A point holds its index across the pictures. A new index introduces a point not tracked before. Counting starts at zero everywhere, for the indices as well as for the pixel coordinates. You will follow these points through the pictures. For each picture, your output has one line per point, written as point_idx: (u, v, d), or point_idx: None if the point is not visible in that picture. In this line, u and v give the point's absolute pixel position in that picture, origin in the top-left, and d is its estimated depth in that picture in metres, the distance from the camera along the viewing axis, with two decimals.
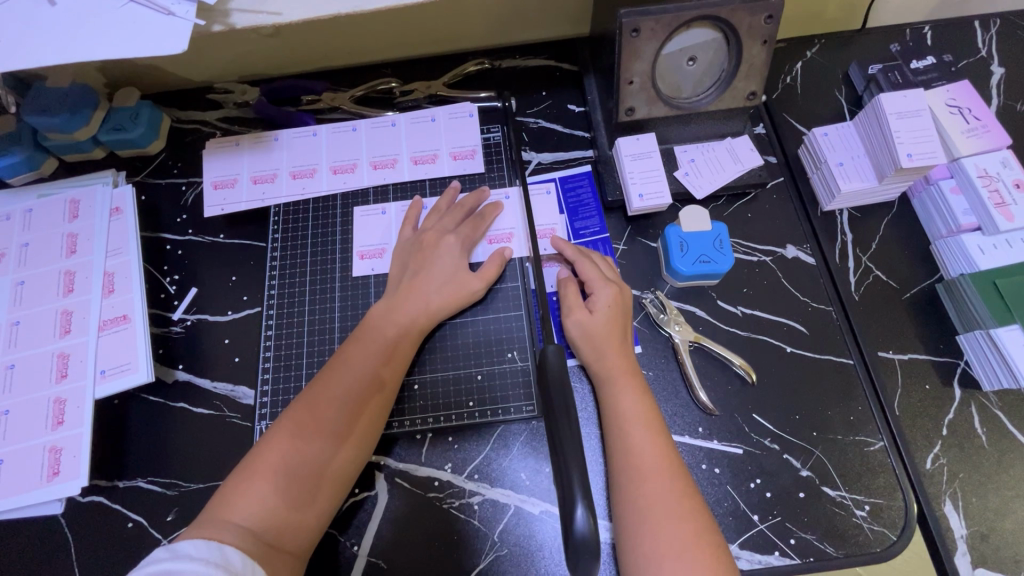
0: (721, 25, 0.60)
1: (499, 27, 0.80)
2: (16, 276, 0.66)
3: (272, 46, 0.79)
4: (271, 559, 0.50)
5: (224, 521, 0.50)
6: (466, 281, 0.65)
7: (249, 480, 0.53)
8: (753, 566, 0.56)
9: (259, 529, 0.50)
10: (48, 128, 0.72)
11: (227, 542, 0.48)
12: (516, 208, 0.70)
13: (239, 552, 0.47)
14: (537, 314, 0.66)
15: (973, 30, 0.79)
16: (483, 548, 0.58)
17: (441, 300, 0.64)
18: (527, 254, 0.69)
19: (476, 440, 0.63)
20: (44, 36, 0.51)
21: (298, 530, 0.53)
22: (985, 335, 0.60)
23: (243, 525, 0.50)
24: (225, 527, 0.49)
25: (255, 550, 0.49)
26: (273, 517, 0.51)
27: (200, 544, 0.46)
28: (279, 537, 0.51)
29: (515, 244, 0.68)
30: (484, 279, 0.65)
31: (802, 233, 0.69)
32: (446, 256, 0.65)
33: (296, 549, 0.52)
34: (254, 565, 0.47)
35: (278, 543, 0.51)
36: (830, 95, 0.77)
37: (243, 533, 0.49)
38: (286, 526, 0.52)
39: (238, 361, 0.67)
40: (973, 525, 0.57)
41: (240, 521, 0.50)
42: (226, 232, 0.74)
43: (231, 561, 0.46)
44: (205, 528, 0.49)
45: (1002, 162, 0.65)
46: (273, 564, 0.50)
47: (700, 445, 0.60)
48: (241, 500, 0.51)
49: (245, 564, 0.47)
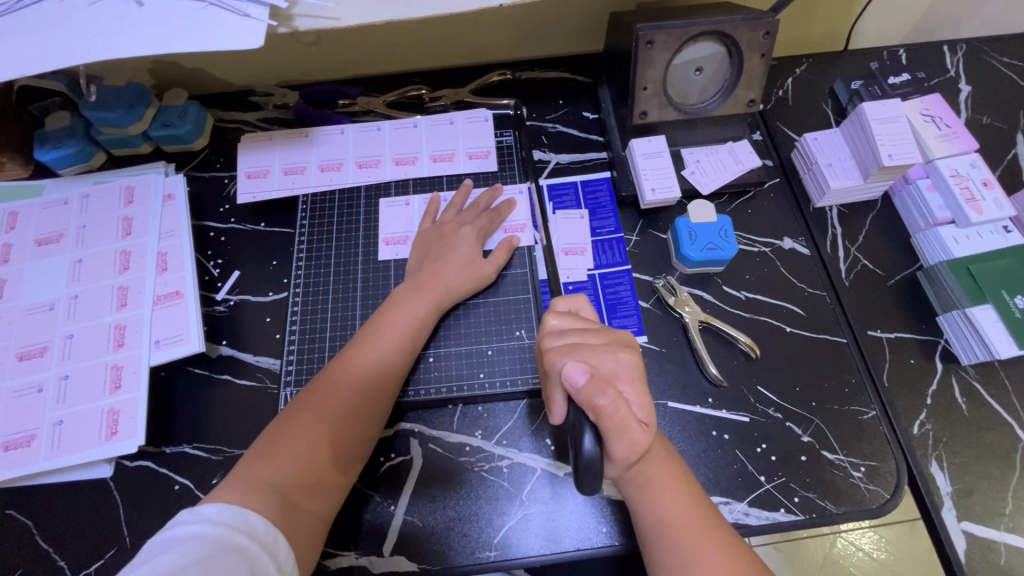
0: (724, 39, 0.68)
1: (521, 43, 0.89)
2: (74, 255, 0.71)
3: (312, 54, 0.86)
4: (296, 520, 0.52)
5: (256, 483, 0.52)
6: (481, 266, 0.70)
7: (275, 444, 0.55)
8: (761, 522, 0.61)
9: (288, 491, 0.53)
10: (104, 123, 0.77)
11: (254, 506, 0.50)
12: (528, 202, 0.77)
13: (263, 518, 0.50)
14: (544, 296, 0.72)
15: (942, 54, 0.89)
16: (510, 509, 0.62)
17: (459, 282, 0.69)
18: (535, 243, 0.75)
19: (503, 409, 0.67)
20: (134, 32, 0.57)
21: (323, 493, 0.55)
22: (962, 315, 0.67)
23: (273, 485, 0.52)
24: (259, 488, 0.52)
25: (281, 512, 0.51)
26: (302, 479, 0.54)
27: (221, 508, 0.48)
28: (304, 500, 0.53)
29: (526, 234, 0.75)
30: (495, 265, 0.71)
31: (797, 227, 0.76)
32: (463, 243, 0.71)
33: (320, 513, 0.55)
34: (276, 530, 0.49)
35: (303, 505, 0.53)
36: (818, 107, 0.85)
37: (274, 494, 0.52)
38: (312, 491, 0.54)
39: (279, 337, 0.72)
40: (958, 483, 0.62)
41: (269, 481, 0.53)
42: (267, 220, 0.79)
43: (253, 524, 0.48)
44: (233, 490, 0.51)
45: (972, 164, 0.74)
46: (298, 527, 0.52)
47: (709, 414, 0.66)
48: (270, 463, 0.54)
49: (267, 530, 0.49)
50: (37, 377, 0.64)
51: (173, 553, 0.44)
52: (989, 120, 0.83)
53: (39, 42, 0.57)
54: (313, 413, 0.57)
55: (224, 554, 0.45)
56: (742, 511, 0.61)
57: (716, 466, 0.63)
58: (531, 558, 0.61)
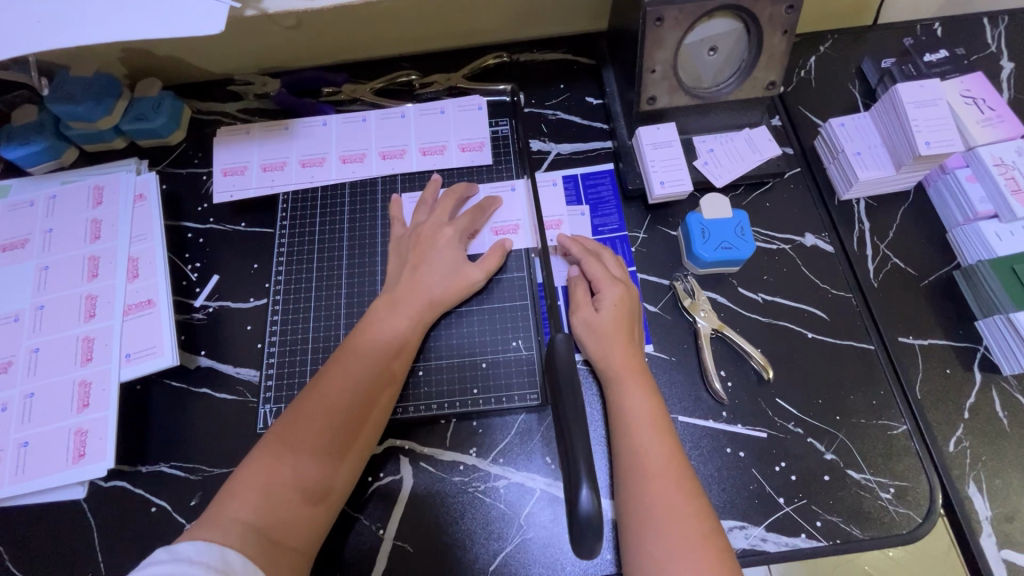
0: (741, 15, 0.61)
1: (519, 22, 0.82)
2: (40, 261, 0.67)
3: (293, 39, 0.79)
4: (276, 557, 0.47)
5: (229, 521, 0.47)
6: (465, 272, 0.64)
7: (247, 479, 0.50)
8: (780, 549, 0.56)
9: (264, 527, 0.48)
10: (71, 117, 0.72)
11: (227, 544, 0.45)
12: (521, 199, 0.71)
13: (241, 555, 0.45)
14: (542, 301, 0.66)
15: (982, 27, 0.81)
16: (508, 533, 0.58)
17: (442, 291, 0.63)
18: (532, 245, 0.68)
19: (500, 425, 0.62)
20: (84, 18, 0.51)
21: (304, 526, 0.50)
22: (1005, 320, 0.60)
23: (249, 523, 0.48)
24: (232, 526, 0.47)
25: (256, 550, 0.46)
26: (279, 511, 0.49)
27: (200, 547, 0.43)
28: (283, 534, 0.49)
29: (521, 235, 0.69)
30: (484, 269, 0.65)
31: (820, 222, 0.70)
32: (445, 247, 0.65)
33: (302, 546, 0.50)
34: (256, 571, 0.44)
35: (283, 540, 0.49)
36: (844, 88, 0.78)
37: (249, 532, 0.47)
38: (291, 522, 0.49)
39: (260, 347, 0.67)
40: (997, 507, 0.57)
41: (243, 519, 0.48)
42: (247, 220, 0.74)
43: (231, 564, 0.44)
44: (205, 531, 0.47)
45: (1018, 151, 0.66)
46: (276, 564, 0.47)
47: (723, 429, 0.61)
48: (246, 498, 0.49)
49: (246, 569, 0.44)
50: (2, 395, 0.60)
51: None
52: None
53: None
54: (290, 440, 0.52)
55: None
56: (759, 537, 0.56)
57: (730, 487, 0.58)
58: None
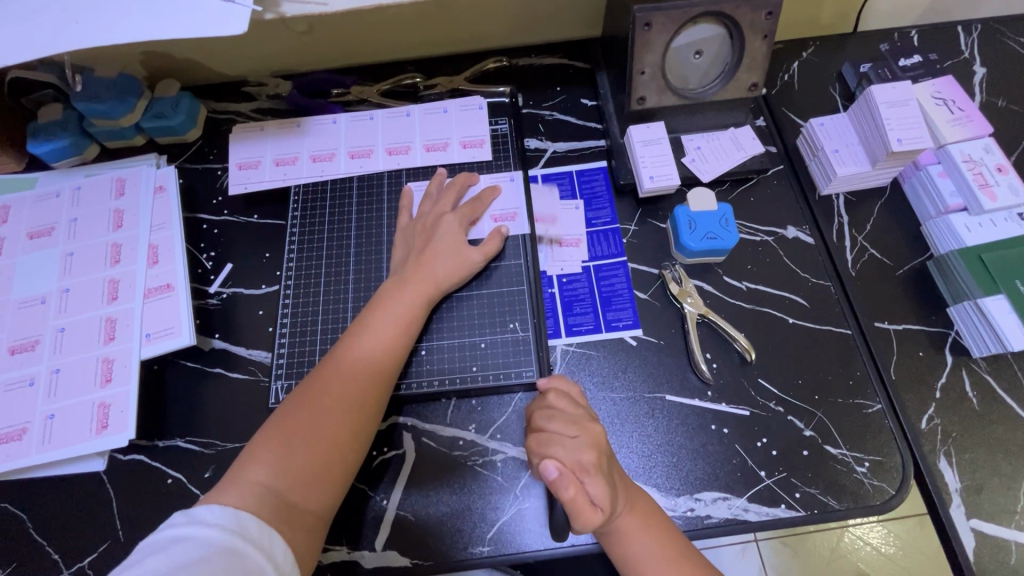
0: (724, 21, 0.66)
1: (519, 29, 0.86)
2: (66, 248, 0.71)
3: (305, 42, 0.84)
4: (291, 518, 0.51)
5: (248, 483, 0.51)
6: (466, 254, 0.68)
7: (263, 448, 0.54)
8: (762, 518, 0.59)
9: (281, 489, 0.52)
10: (96, 115, 0.76)
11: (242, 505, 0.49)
12: (518, 189, 0.75)
13: (254, 517, 0.49)
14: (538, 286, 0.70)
15: (956, 34, 0.85)
16: (504, 504, 0.61)
17: (446, 273, 0.67)
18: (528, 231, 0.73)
19: (497, 404, 0.66)
20: (115, 20, 0.56)
21: (320, 490, 0.54)
22: (974, 306, 0.64)
23: (266, 484, 0.52)
24: (250, 488, 0.51)
25: (271, 510, 0.50)
26: (296, 475, 0.53)
27: (216, 510, 0.47)
28: (300, 498, 0.52)
29: (518, 222, 0.73)
30: (484, 253, 0.69)
31: (801, 215, 0.74)
32: (447, 233, 0.69)
33: (317, 509, 0.53)
34: (270, 531, 0.48)
35: (300, 503, 0.52)
36: (825, 91, 0.82)
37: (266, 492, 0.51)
38: (308, 485, 0.53)
39: (272, 330, 0.71)
40: (967, 480, 0.60)
41: (262, 481, 0.52)
42: (260, 212, 0.78)
43: (246, 528, 0.47)
44: (226, 493, 0.51)
45: (985, 148, 0.71)
46: (292, 522, 0.51)
47: (709, 408, 0.64)
48: (263, 464, 0.53)
49: (260, 531, 0.48)
50: (30, 371, 0.64)
51: (159, 557, 0.43)
52: (1005, 103, 0.80)
53: (16, 33, 0.55)
54: (304, 412, 0.56)
55: (213, 557, 0.43)
56: (741, 508, 0.60)
57: (713, 460, 0.62)
58: (527, 553, 0.59)
